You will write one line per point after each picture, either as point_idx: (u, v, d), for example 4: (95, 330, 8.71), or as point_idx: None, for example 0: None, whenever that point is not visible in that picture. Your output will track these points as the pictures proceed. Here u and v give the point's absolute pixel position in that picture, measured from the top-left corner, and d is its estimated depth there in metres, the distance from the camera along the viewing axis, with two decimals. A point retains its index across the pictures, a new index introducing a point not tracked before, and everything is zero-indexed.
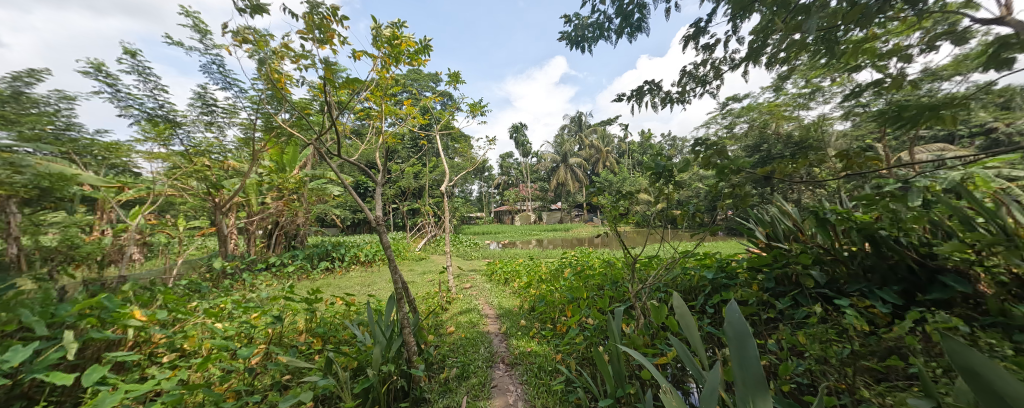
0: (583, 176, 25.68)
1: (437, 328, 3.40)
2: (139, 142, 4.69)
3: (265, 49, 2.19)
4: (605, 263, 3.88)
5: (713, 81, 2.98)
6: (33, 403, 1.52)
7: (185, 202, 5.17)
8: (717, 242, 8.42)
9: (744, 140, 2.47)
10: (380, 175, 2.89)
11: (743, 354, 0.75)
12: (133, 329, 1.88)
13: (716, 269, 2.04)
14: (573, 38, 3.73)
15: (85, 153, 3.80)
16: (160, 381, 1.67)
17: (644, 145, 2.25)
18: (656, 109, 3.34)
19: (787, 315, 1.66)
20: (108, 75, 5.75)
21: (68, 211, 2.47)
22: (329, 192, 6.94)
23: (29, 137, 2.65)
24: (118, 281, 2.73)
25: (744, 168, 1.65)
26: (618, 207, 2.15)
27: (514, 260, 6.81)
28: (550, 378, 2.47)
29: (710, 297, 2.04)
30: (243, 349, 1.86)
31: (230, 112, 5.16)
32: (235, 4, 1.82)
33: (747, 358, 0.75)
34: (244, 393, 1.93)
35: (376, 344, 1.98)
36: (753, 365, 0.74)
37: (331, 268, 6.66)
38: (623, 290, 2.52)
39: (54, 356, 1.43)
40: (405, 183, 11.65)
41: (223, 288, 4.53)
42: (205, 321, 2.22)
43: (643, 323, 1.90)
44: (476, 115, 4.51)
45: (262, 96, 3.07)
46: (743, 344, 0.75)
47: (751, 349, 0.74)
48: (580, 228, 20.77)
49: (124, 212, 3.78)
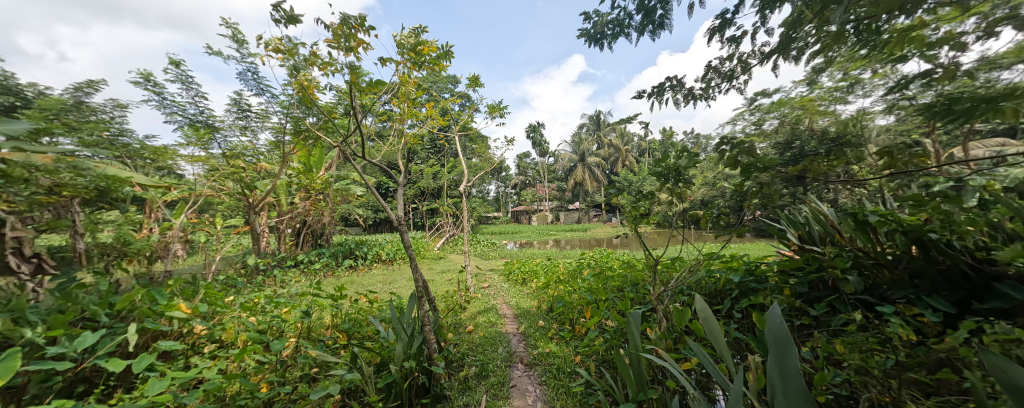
0: (602, 176, 25.29)
1: (456, 326, 3.45)
2: (182, 146, 5.03)
3: (297, 57, 2.30)
4: (624, 264, 3.81)
5: (740, 76, 2.87)
6: (94, 386, 1.67)
7: (222, 202, 5.49)
8: (744, 243, 8.08)
9: (774, 138, 2.37)
10: (402, 176, 2.97)
11: (783, 363, 0.73)
12: (179, 321, 2.02)
13: (744, 273, 1.96)
14: (593, 36, 3.69)
15: (136, 157, 4.11)
16: (202, 370, 1.79)
17: (665, 144, 2.20)
18: (678, 106, 3.25)
19: (823, 322, 1.57)
20: (155, 84, 6.23)
21: (122, 211, 2.69)
22: (353, 192, 7.18)
23: (89, 142, 2.89)
24: (163, 276, 2.94)
25: (774, 166, 1.57)
26: (639, 207, 2.11)
27: (532, 260, 6.80)
28: (569, 380, 2.46)
29: (737, 301, 1.96)
30: (276, 342, 1.97)
31: (263, 116, 5.45)
32: (271, 16, 1.92)
33: (787, 368, 0.73)
34: (277, 384, 2.03)
35: (398, 341, 2.03)
36: (793, 375, 0.71)
37: (355, 266, 6.88)
38: (645, 293, 2.46)
39: (113, 344, 1.56)
40: (425, 183, 11.88)
41: (256, 284, 4.78)
42: (240, 315, 2.36)
43: (666, 326, 1.85)
44: (495, 116, 4.53)
45: (292, 101, 3.22)
46: (783, 353, 0.73)
47: (793, 357, 0.72)
48: (599, 228, 20.46)
49: (169, 211, 4.06)
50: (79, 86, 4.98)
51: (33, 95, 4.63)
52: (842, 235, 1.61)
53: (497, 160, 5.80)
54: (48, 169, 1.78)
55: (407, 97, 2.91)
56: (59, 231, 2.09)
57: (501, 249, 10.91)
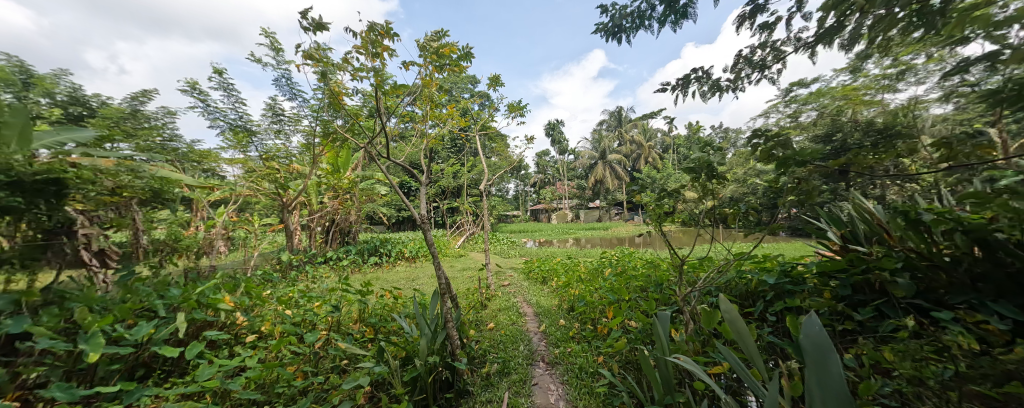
0: (624, 173, 24.73)
1: (478, 323, 3.50)
2: (223, 150, 5.39)
3: (328, 64, 2.41)
4: (648, 263, 3.71)
5: (773, 66, 2.72)
6: (151, 370, 1.82)
7: (259, 201, 5.84)
8: (779, 242, 7.67)
9: (812, 131, 2.22)
10: (425, 175, 3.04)
11: (823, 369, 0.73)
12: (224, 312, 2.18)
13: (779, 274, 1.86)
14: (611, 30, 3.61)
15: (184, 160, 4.45)
16: (244, 359, 1.91)
17: (691, 140, 2.13)
18: (704, 99, 3.13)
19: (869, 327, 1.46)
20: (201, 92, 6.70)
21: (173, 211, 2.92)
22: (378, 192, 7.41)
23: (145, 147, 3.15)
24: (208, 270, 3.16)
25: (812, 161, 1.48)
26: (663, 205, 2.04)
27: (552, 259, 6.76)
28: (592, 380, 2.43)
29: (771, 304, 1.86)
30: (309, 335, 2.07)
31: (295, 120, 5.73)
32: (301, 23, 2.01)
33: (829, 374, 0.72)
34: (310, 374, 2.14)
35: (423, 336, 2.08)
36: (836, 381, 0.71)
37: (380, 262, 7.12)
38: (670, 293, 2.39)
39: (167, 333, 1.70)
40: (447, 182, 12.09)
41: (290, 279, 5.04)
42: (277, 308, 2.50)
43: (692, 328, 1.78)
44: (515, 115, 4.53)
45: (322, 104, 3.37)
46: (824, 357, 0.73)
47: (833, 362, 0.72)
48: (622, 227, 19.95)
49: (212, 210, 4.37)
50: (136, 96, 5.44)
51: (98, 105, 5.12)
52: (891, 235, 1.49)
53: (517, 159, 5.80)
54: (110, 173, 1.96)
55: (429, 99, 2.98)
56: (122, 228, 2.31)
57: (521, 247, 10.92)
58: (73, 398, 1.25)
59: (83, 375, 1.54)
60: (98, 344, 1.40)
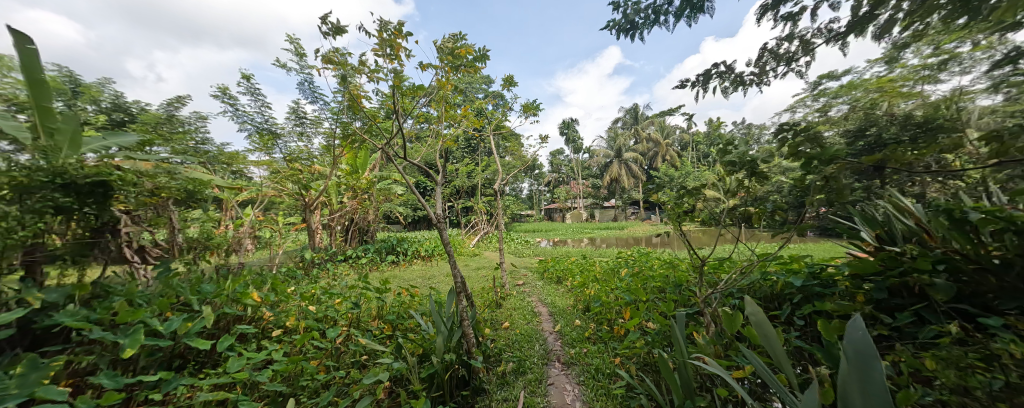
0: (641, 172, 24.28)
1: (493, 322, 3.51)
2: (250, 152, 5.62)
3: (346, 68, 2.48)
4: (665, 264, 3.62)
5: (801, 58, 2.60)
6: (186, 361, 1.93)
7: (283, 201, 6.07)
8: (806, 243, 7.34)
9: (842, 125, 2.12)
10: (440, 175, 3.08)
11: (863, 375, 0.76)
12: (252, 307, 2.27)
13: (806, 275, 1.77)
14: (624, 27, 3.55)
15: (215, 162, 4.67)
16: (270, 353, 1.99)
17: (712, 137, 2.06)
18: (726, 94, 3.03)
19: (907, 333, 1.38)
20: (229, 97, 7.01)
21: (204, 210, 3.07)
22: (395, 192, 7.56)
23: (179, 150, 3.34)
24: (237, 267, 3.31)
25: (842, 158, 1.40)
26: (683, 204, 1.99)
27: (566, 259, 6.71)
28: (609, 382, 2.40)
29: (799, 307, 1.78)
30: (330, 331, 2.14)
31: (316, 122, 5.92)
32: (322, 28, 2.07)
33: (870, 383, 0.75)
34: (332, 368, 2.21)
35: (439, 334, 2.11)
36: (874, 388, 0.74)
37: (397, 261, 7.26)
38: (690, 295, 2.33)
39: (199, 327, 1.79)
40: (461, 182, 12.20)
41: (311, 276, 5.22)
42: (300, 304, 2.59)
43: (714, 331, 1.73)
44: (529, 114, 4.53)
45: (342, 107, 3.46)
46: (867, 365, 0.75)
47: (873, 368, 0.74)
48: (639, 227, 19.57)
49: (240, 210, 4.57)
50: (172, 102, 5.76)
51: (138, 111, 5.46)
52: (933, 235, 1.38)
53: (531, 158, 5.78)
54: (149, 175, 2.07)
55: (445, 101, 3.02)
56: (160, 227, 2.45)
57: (535, 247, 10.90)
58: (118, 386, 1.34)
59: (126, 364, 1.65)
60: (137, 339, 1.48)
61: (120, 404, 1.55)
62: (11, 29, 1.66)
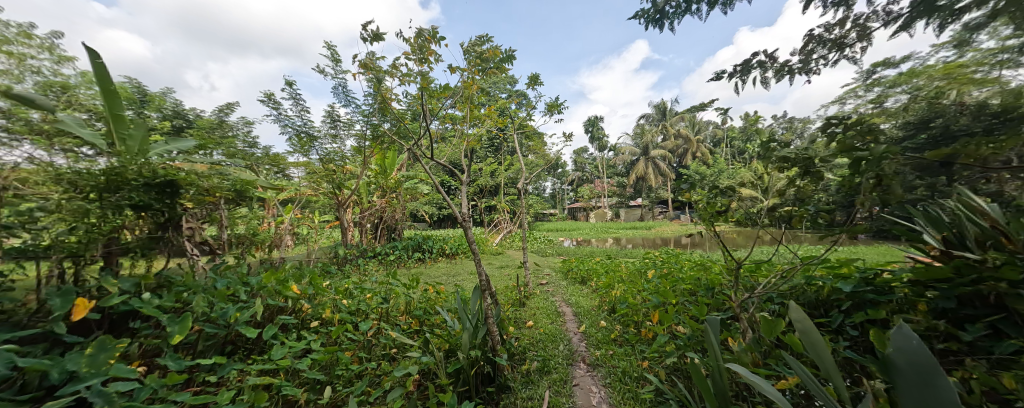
0: (669, 170, 23.42)
1: (517, 321, 3.52)
2: (289, 153, 5.98)
3: (380, 71, 2.58)
4: (696, 265, 3.48)
5: (853, 45, 2.41)
6: (237, 346, 2.09)
7: (319, 200, 6.41)
8: (855, 247, 6.79)
9: (900, 117, 1.93)
10: (466, 175, 3.13)
11: (927, 391, 0.65)
12: (292, 299, 2.42)
13: (858, 280, 1.63)
14: (653, 17, 3.44)
15: (259, 164, 5.01)
16: (310, 343, 2.12)
17: (750, 132, 1.95)
18: (766, 86, 2.86)
19: (978, 348, 1.24)
20: (273, 102, 7.48)
21: (250, 208, 3.30)
22: (421, 191, 7.76)
23: (229, 153, 3.62)
24: (278, 261, 3.53)
25: (900, 155, 1.29)
26: (717, 203, 1.89)
27: (590, 260, 6.61)
28: (637, 385, 2.35)
29: (848, 315, 1.65)
30: (363, 324, 2.25)
31: (349, 125, 6.21)
32: (359, 35, 2.16)
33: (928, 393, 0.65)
34: (364, 359, 2.31)
35: (465, 330, 2.16)
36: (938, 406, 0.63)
37: (423, 258, 7.44)
38: (724, 298, 2.22)
39: (247, 316, 1.94)
40: (485, 180, 12.33)
41: (344, 271, 5.47)
42: (335, 298, 2.73)
43: (751, 337, 1.63)
44: (554, 113, 4.49)
45: (372, 110, 3.61)
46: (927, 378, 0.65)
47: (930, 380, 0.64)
48: (666, 227, 18.89)
49: (281, 208, 4.87)
50: (222, 109, 6.26)
51: (194, 117, 5.97)
52: (1011, 238, 1.18)
53: (555, 158, 5.75)
54: (207, 175, 2.27)
55: (470, 101, 3.07)
56: (212, 223, 2.68)
57: (558, 246, 10.81)
58: (181, 367, 1.48)
59: (187, 347, 1.81)
60: (185, 327, 1.60)
61: (181, 383, 1.70)
62: (86, 47, 1.88)
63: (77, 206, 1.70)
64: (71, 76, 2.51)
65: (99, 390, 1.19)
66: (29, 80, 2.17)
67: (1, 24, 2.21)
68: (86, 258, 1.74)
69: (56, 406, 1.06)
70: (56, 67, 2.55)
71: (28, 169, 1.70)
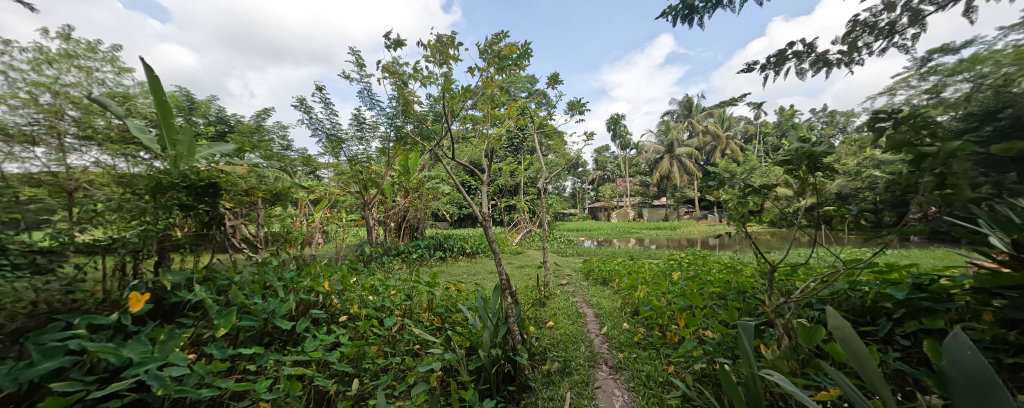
0: (696, 169, 22.58)
1: (537, 320, 3.51)
2: (319, 155, 6.25)
3: (403, 75, 2.64)
4: (725, 267, 3.33)
5: (905, 31, 2.22)
6: (273, 338, 2.21)
7: (347, 200, 6.66)
8: (907, 252, 6.24)
9: (960, 108, 1.76)
10: (486, 175, 3.14)
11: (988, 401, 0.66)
12: (322, 295, 2.52)
13: (910, 286, 1.50)
14: (681, 13, 3.32)
15: (292, 165, 5.27)
16: (338, 337, 2.21)
17: (785, 128, 1.84)
18: (804, 79, 2.69)
19: None
20: (305, 107, 7.85)
21: (283, 208, 3.48)
22: (442, 191, 7.89)
23: (266, 155, 3.83)
24: (309, 258, 3.70)
25: (958, 151, 1.18)
26: (748, 203, 1.81)
27: (613, 260, 6.46)
28: (662, 390, 2.28)
29: (898, 323, 1.53)
30: (388, 320, 2.31)
31: (374, 127, 6.42)
32: (383, 41, 2.23)
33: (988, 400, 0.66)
34: (389, 354, 2.38)
35: (486, 328, 2.18)
36: None
37: (445, 257, 7.56)
38: (757, 302, 2.12)
39: (282, 309, 2.04)
40: (505, 180, 12.38)
41: (369, 268, 5.65)
42: (361, 294, 2.82)
43: (787, 345, 1.55)
44: (575, 111, 4.43)
45: (396, 112, 3.70)
46: (984, 391, 0.67)
47: (988, 389, 0.66)
48: (692, 227, 18.21)
49: (311, 207, 5.10)
50: (260, 114, 6.65)
51: (235, 122, 6.37)
52: None
53: (576, 157, 5.67)
54: (245, 176, 2.41)
55: (490, 101, 3.08)
56: (250, 221, 2.84)
57: (579, 246, 10.68)
58: (224, 356, 1.58)
59: (230, 338, 1.94)
60: (229, 318, 1.71)
61: (225, 371, 1.83)
62: (144, 61, 2.07)
63: (134, 206, 1.87)
64: (130, 87, 2.73)
65: (155, 375, 1.29)
66: (96, 91, 2.39)
67: (72, 41, 2.44)
68: (143, 253, 1.90)
69: (119, 388, 1.16)
70: (118, 78, 2.80)
71: (95, 172, 1.91)
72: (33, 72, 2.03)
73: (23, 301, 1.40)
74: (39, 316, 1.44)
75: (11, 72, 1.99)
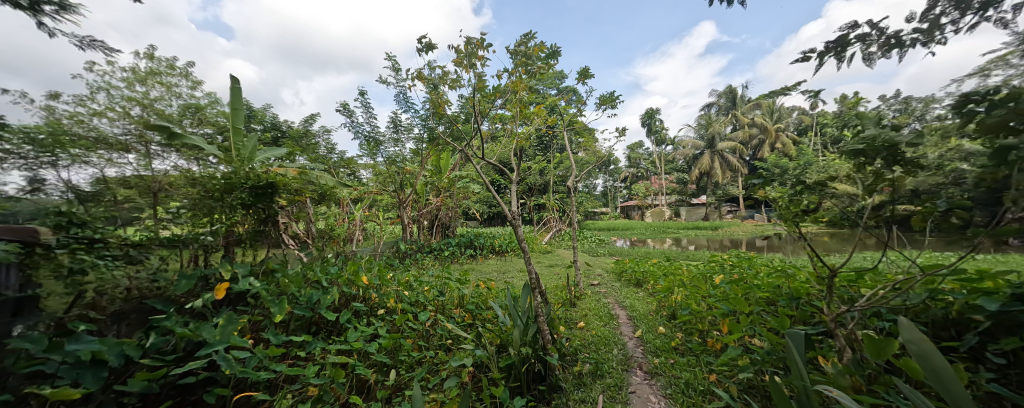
0: (739, 165, 21.11)
1: (568, 321, 3.47)
2: (359, 157, 6.58)
3: (434, 79, 2.71)
4: (773, 270, 3.10)
5: (1000, 4, 1.92)
6: (319, 327, 2.37)
7: (383, 199, 6.97)
8: (1002, 258, 5.40)
9: None
10: (515, 174, 3.14)
11: None
12: (362, 288, 2.66)
13: (1004, 297, 1.30)
14: None
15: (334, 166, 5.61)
16: (377, 330, 2.32)
17: (847, 118, 1.66)
18: (869, 64, 2.42)
19: None
20: (346, 111, 8.29)
21: (326, 206, 3.70)
22: (472, 190, 8.00)
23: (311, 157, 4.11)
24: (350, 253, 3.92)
25: None
26: (802, 201, 1.66)
27: (647, 262, 6.21)
28: (703, 400, 2.16)
29: (990, 339, 1.33)
30: (422, 315, 2.39)
31: (409, 128, 6.64)
32: (415, 46, 2.30)
33: None
34: (424, 347, 2.46)
35: (516, 326, 2.18)
36: None
37: (475, 255, 7.68)
38: (812, 310, 1.94)
39: (326, 301, 2.17)
40: (535, 179, 12.33)
41: (404, 265, 5.88)
42: (397, 289, 2.94)
43: (849, 358, 1.41)
44: (608, 107, 4.31)
45: (428, 114, 3.80)
46: None
47: None
48: (734, 228, 17.06)
49: (352, 206, 5.39)
50: (307, 119, 7.14)
51: (285, 127, 6.88)
52: None
53: (608, 154, 5.51)
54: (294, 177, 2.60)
55: (520, 101, 3.07)
56: (298, 219, 3.05)
57: (611, 246, 10.39)
58: (278, 342, 1.72)
59: (282, 325, 2.11)
60: (281, 307, 1.85)
61: (280, 356, 1.99)
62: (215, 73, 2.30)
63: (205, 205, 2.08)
64: (202, 99, 3.05)
65: (223, 356, 1.44)
66: (174, 103, 2.70)
67: (155, 59, 2.77)
68: (208, 247, 2.11)
69: (195, 366, 1.31)
70: (191, 90, 3.14)
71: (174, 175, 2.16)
72: (127, 88, 2.33)
73: (119, 287, 1.65)
74: (132, 300, 1.65)
75: (110, 89, 2.30)
